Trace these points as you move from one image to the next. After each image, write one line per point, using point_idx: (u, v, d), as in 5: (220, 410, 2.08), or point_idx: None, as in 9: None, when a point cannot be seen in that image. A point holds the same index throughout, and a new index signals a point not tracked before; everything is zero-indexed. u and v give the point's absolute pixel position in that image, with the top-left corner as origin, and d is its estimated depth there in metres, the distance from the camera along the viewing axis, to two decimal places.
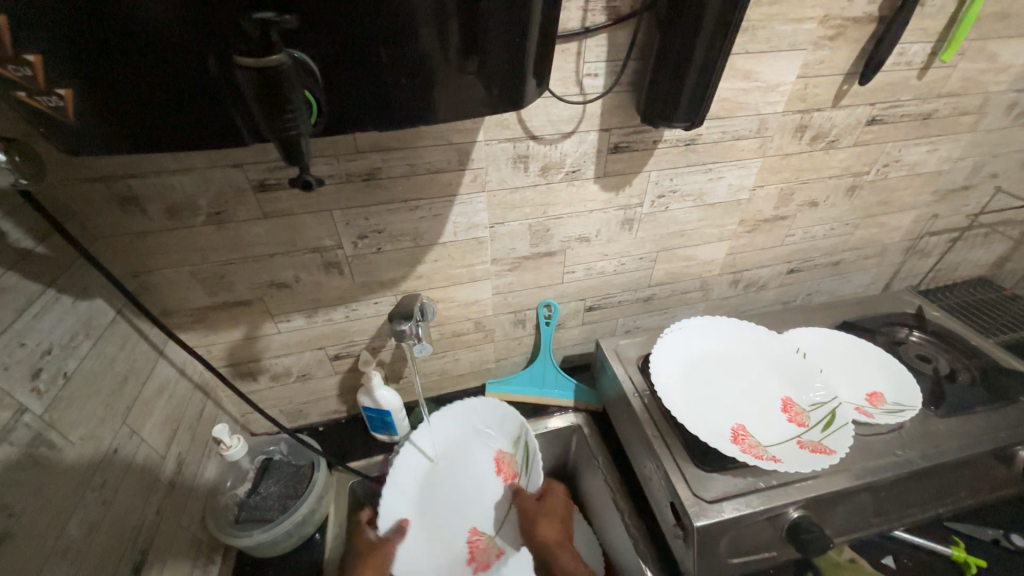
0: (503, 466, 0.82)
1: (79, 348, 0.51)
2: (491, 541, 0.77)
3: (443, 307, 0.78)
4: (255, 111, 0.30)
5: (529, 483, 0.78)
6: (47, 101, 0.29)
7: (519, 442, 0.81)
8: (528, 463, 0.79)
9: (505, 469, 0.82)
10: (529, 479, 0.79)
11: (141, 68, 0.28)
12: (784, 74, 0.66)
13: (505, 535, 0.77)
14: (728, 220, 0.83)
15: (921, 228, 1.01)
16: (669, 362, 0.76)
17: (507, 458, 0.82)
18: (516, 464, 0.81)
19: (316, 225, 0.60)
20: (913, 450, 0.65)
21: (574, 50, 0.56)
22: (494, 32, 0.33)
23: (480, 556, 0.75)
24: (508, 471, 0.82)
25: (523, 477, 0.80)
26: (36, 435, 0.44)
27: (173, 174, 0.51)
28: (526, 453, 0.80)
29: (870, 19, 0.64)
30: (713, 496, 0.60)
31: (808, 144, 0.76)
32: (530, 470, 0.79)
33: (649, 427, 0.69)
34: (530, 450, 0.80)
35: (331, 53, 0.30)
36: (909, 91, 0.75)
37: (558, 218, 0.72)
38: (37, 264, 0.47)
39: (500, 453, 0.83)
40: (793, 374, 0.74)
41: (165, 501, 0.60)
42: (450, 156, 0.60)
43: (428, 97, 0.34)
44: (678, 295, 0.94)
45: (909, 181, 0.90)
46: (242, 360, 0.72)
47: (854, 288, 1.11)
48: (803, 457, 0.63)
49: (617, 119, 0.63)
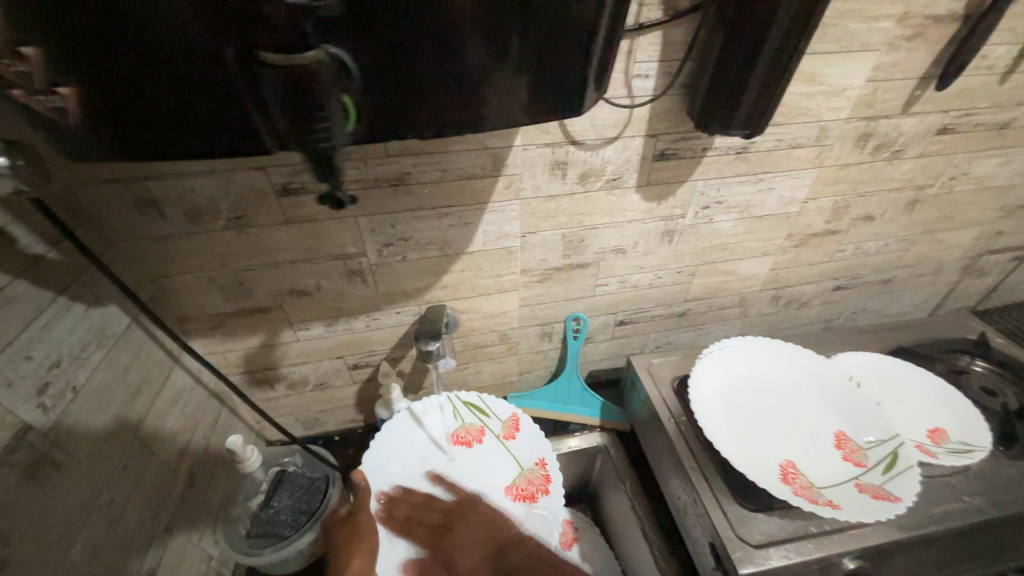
0: (467, 437, 0.75)
1: (90, 358, 0.49)
2: (528, 470, 0.71)
3: (468, 318, 0.74)
4: (281, 119, 0.26)
5: (501, 418, 0.76)
6: (45, 101, 0.25)
7: (461, 410, 0.76)
8: (483, 410, 0.77)
9: (470, 439, 0.74)
10: (496, 418, 0.76)
11: (150, 66, 0.25)
12: (851, 77, 0.59)
13: (528, 457, 0.72)
14: (775, 233, 0.77)
15: (983, 245, 0.93)
16: (709, 387, 0.70)
17: (462, 431, 0.75)
18: (473, 422, 0.76)
19: (340, 231, 0.57)
20: (983, 497, 0.59)
21: (624, 48, 0.51)
22: (556, 28, 0.28)
23: (530, 486, 0.70)
24: (472, 435, 0.75)
25: (491, 423, 0.76)
26: (39, 455, 0.41)
27: (192, 176, 0.48)
28: (467, 406, 0.77)
29: (953, 18, 0.57)
30: (759, 541, 0.55)
31: (869, 154, 0.70)
32: (489, 411, 0.77)
33: (687, 457, 0.64)
34: (475, 403, 0.77)
35: (371, 51, 0.26)
36: (987, 98, 0.68)
37: (595, 228, 0.67)
38: (49, 270, 0.45)
39: (454, 434, 0.74)
40: (847, 405, 0.69)
41: (174, 517, 0.57)
42: (484, 161, 0.55)
43: (478, 102, 0.30)
44: (714, 310, 0.88)
45: (975, 195, 0.82)
46: (258, 367, 0.69)
47: (902, 307, 1.03)
48: (864, 502, 0.57)
49: (665, 124, 0.58)
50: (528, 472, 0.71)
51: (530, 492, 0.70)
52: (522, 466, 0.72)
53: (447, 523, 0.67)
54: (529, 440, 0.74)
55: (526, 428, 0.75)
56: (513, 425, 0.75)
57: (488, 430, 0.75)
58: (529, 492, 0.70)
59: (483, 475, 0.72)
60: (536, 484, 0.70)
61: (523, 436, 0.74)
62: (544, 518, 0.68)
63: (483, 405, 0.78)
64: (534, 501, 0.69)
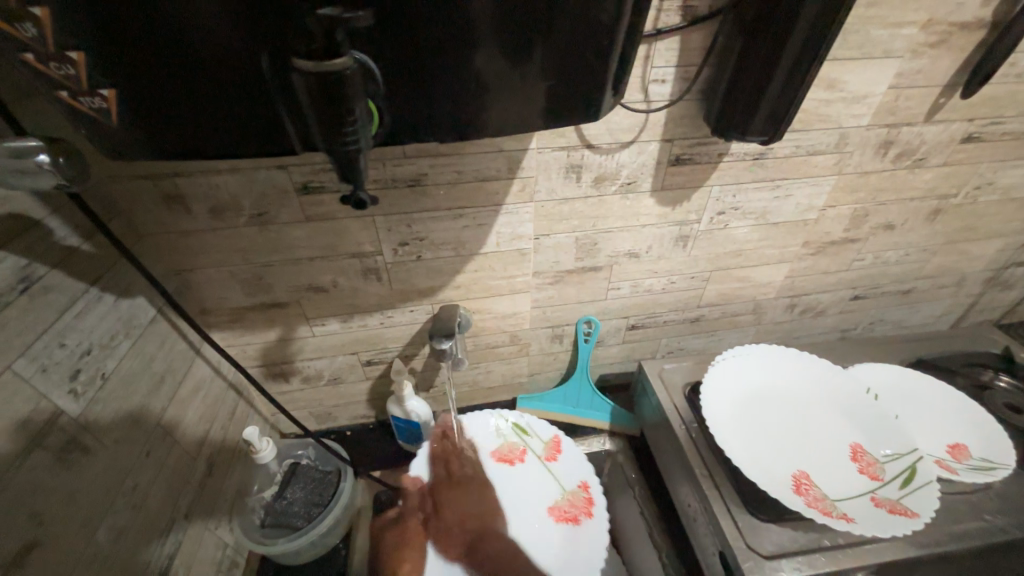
0: (509, 455, 0.75)
1: (119, 348, 0.50)
2: (571, 492, 0.70)
3: (479, 318, 0.74)
4: (311, 122, 0.27)
5: (542, 439, 0.76)
6: (90, 103, 0.27)
7: (505, 429, 0.77)
8: (525, 430, 0.77)
9: (513, 458, 0.75)
10: (539, 438, 0.77)
11: (188, 71, 0.26)
12: (873, 84, 0.59)
13: (570, 479, 0.72)
14: (791, 240, 0.76)
15: (1009, 257, 0.90)
16: (722, 395, 0.69)
17: (506, 449, 0.75)
18: (516, 442, 0.76)
19: (359, 230, 0.58)
20: (1005, 516, 0.58)
21: (642, 54, 0.51)
22: (576, 36, 0.29)
23: (571, 508, 0.69)
24: (516, 455, 0.75)
25: (533, 443, 0.76)
26: (70, 440, 0.43)
27: (219, 174, 0.50)
28: (511, 426, 0.78)
29: (980, 25, 0.56)
30: (769, 551, 0.54)
31: (891, 162, 0.69)
32: (533, 433, 0.77)
33: (697, 464, 0.63)
34: (519, 422, 0.78)
35: (397, 57, 0.27)
36: (1015, 106, 0.66)
37: (608, 231, 0.67)
38: (83, 262, 0.47)
39: (497, 453, 0.75)
40: (863, 418, 0.67)
41: (193, 504, 0.59)
42: (500, 164, 0.56)
43: (500, 108, 0.31)
44: (728, 317, 0.87)
45: (1001, 206, 0.80)
46: (274, 361, 0.71)
47: (922, 319, 1.00)
48: (879, 516, 0.56)
49: (681, 129, 0.58)
50: (570, 494, 0.70)
51: (573, 514, 0.68)
52: (564, 488, 0.71)
53: (443, 487, 0.70)
54: (571, 463, 0.73)
55: (568, 450, 0.74)
56: (555, 446, 0.75)
57: (531, 450, 0.75)
58: (572, 514, 0.68)
59: (525, 495, 0.71)
60: (579, 506, 0.69)
61: (566, 458, 0.74)
62: (587, 540, 0.66)
63: (526, 426, 0.78)
64: (578, 523, 0.67)
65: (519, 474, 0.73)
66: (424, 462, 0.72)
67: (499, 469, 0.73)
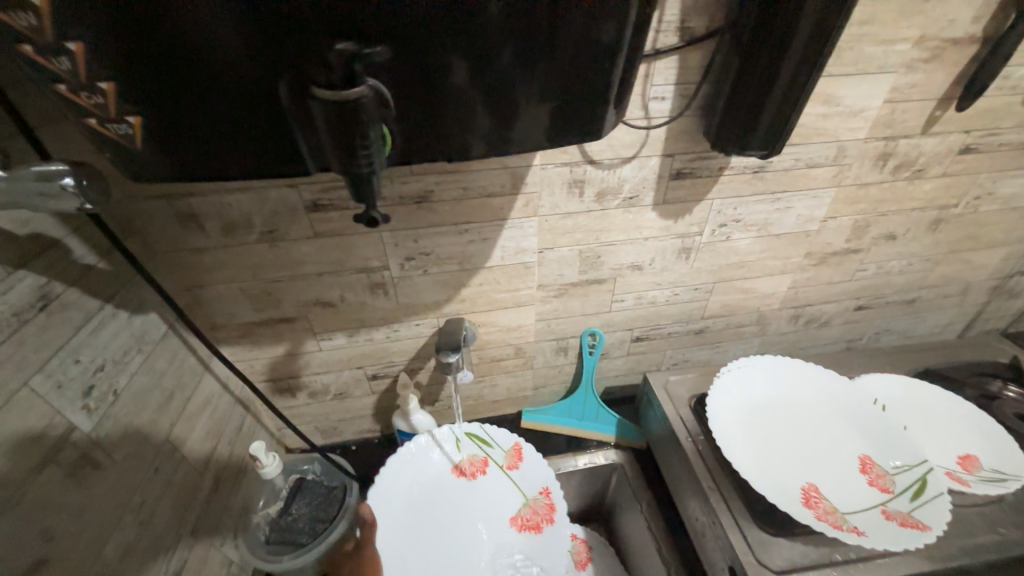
0: (471, 468, 0.75)
1: (131, 363, 0.51)
2: (533, 499, 0.72)
3: (484, 331, 0.75)
4: (327, 145, 0.28)
5: (503, 447, 0.76)
6: (116, 129, 0.28)
7: (465, 441, 0.76)
8: (484, 440, 0.77)
9: (474, 471, 0.75)
10: (499, 447, 0.76)
11: (209, 99, 0.27)
12: (869, 98, 0.60)
13: (533, 485, 0.73)
14: (793, 251, 0.77)
15: (1013, 265, 0.90)
16: (728, 407, 0.69)
17: (467, 462, 0.75)
18: (477, 453, 0.76)
19: (365, 246, 0.59)
20: (1019, 529, 0.57)
21: (641, 73, 0.52)
22: (579, 59, 0.30)
23: (532, 516, 0.71)
24: (476, 467, 0.75)
25: (493, 453, 0.76)
26: (82, 455, 0.43)
27: (231, 193, 0.51)
28: (470, 438, 0.77)
29: (972, 40, 0.58)
30: (780, 566, 0.54)
31: (890, 173, 0.70)
32: (492, 442, 0.77)
33: (705, 478, 0.63)
34: (479, 433, 0.77)
35: (409, 82, 0.28)
36: (1011, 117, 0.67)
37: (611, 244, 0.68)
38: (99, 279, 0.48)
39: (458, 466, 0.75)
40: (871, 429, 0.67)
41: (199, 520, 0.59)
42: (504, 179, 0.57)
43: (505, 127, 0.32)
44: (732, 328, 0.87)
45: (1002, 215, 0.81)
46: (282, 376, 0.71)
47: (928, 328, 1.00)
48: (890, 530, 0.55)
49: (682, 144, 0.59)
50: (532, 502, 0.71)
51: (535, 522, 0.70)
52: (527, 496, 0.72)
53: None
54: (533, 470, 0.74)
55: (529, 457, 0.75)
56: (516, 454, 0.75)
57: (492, 460, 0.75)
58: (533, 522, 0.70)
59: (490, 507, 0.73)
60: (541, 513, 0.70)
61: (527, 465, 0.75)
62: (547, 546, 0.68)
63: (485, 435, 0.78)
64: (539, 531, 0.70)
65: (481, 485, 0.74)
66: (383, 487, 0.69)
67: (461, 483, 0.74)
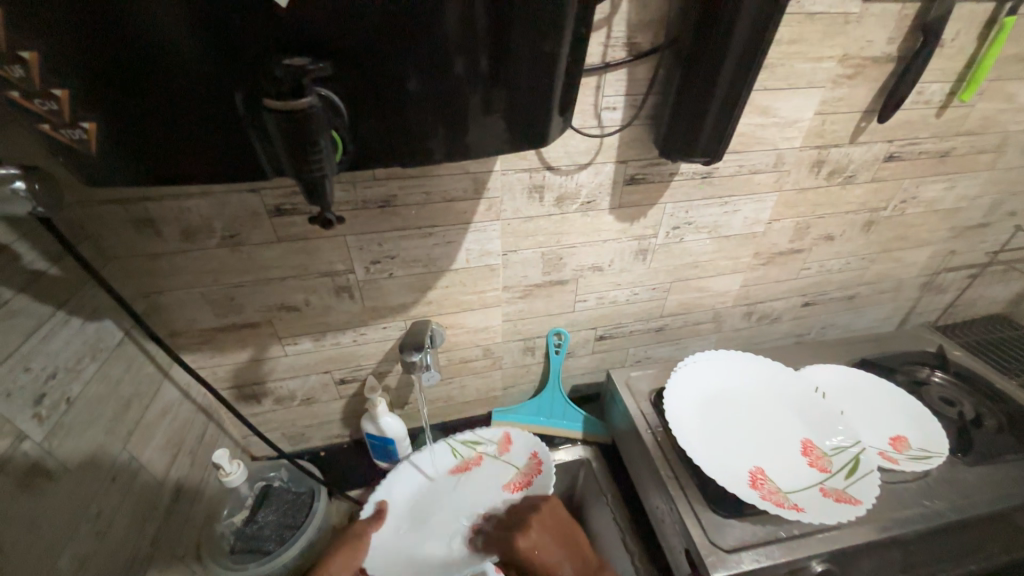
0: (468, 465, 0.78)
1: (84, 371, 0.50)
2: (525, 468, 0.76)
3: (452, 333, 0.76)
4: (280, 153, 0.29)
5: (494, 439, 0.81)
6: (70, 134, 0.28)
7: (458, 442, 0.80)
8: (476, 439, 0.80)
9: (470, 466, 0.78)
10: (490, 440, 0.80)
11: (164, 107, 0.28)
12: (801, 110, 0.66)
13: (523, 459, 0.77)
14: (742, 252, 0.82)
15: (938, 263, 0.99)
16: (683, 399, 0.73)
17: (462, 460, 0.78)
18: (470, 452, 0.79)
19: (330, 250, 0.60)
20: (941, 501, 0.62)
21: (593, 84, 0.56)
22: (521, 72, 0.33)
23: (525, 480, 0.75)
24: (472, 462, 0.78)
25: (485, 447, 0.79)
26: (34, 464, 0.42)
27: (191, 198, 0.51)
28: (461, 441, 0.79)
29: (889, 59, 0.64)
30: (730, 545, 0.57)
31: (824, 179, 0.76)
32: (483, 439, 0.80)
33: (663, 467, 0.66)
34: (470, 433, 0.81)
35: (358, 94, 0.30)
36: (927, 129, 0.74)
37: (571, 247, 0.71)
38: (49, 285, 0.47)
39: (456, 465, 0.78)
40: (813, 416, 0.72)
41: (159, 531, 0.58)
42: (466, 184, 0.59)
43: (455, 136, 0.34)
44: (690, 325, 0.92)
45: (926, 217, 0.88)
46: (246, 382, 0.71)
47: (868, 322, 1.08)
48: (827, 506, 0.60)
49: (634, 152, 0.63)
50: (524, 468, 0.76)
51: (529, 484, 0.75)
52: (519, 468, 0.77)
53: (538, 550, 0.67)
54: (520, 447, 0.79)
55: (517, 437, 0.80)
56: (505, 440, 0.80)
57: (485, 454, 0.79)
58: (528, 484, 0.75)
59: (488, 490, 0.76)
60: (531, 472, 0.76)
61: (517, 447, 0.79)
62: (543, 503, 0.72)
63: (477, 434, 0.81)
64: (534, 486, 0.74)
65: (479, 475, 0.77)
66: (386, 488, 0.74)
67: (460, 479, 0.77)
